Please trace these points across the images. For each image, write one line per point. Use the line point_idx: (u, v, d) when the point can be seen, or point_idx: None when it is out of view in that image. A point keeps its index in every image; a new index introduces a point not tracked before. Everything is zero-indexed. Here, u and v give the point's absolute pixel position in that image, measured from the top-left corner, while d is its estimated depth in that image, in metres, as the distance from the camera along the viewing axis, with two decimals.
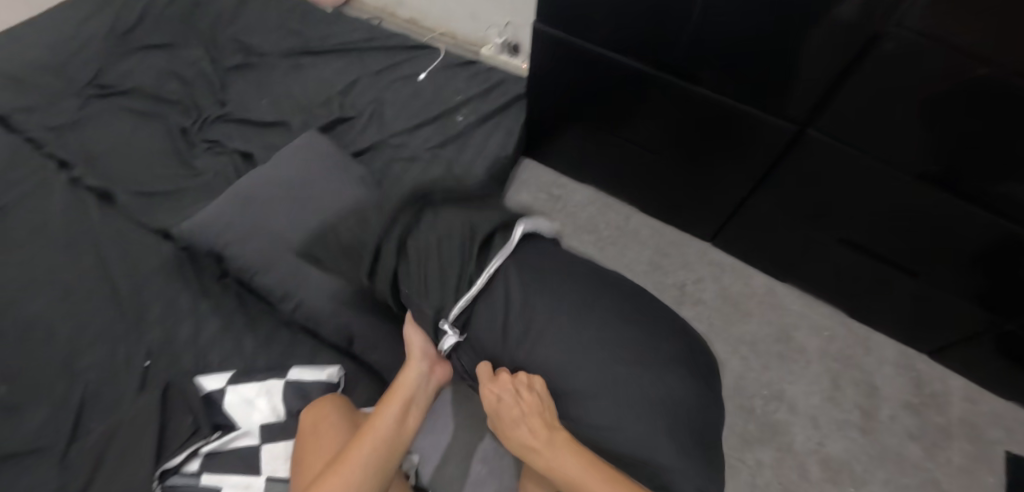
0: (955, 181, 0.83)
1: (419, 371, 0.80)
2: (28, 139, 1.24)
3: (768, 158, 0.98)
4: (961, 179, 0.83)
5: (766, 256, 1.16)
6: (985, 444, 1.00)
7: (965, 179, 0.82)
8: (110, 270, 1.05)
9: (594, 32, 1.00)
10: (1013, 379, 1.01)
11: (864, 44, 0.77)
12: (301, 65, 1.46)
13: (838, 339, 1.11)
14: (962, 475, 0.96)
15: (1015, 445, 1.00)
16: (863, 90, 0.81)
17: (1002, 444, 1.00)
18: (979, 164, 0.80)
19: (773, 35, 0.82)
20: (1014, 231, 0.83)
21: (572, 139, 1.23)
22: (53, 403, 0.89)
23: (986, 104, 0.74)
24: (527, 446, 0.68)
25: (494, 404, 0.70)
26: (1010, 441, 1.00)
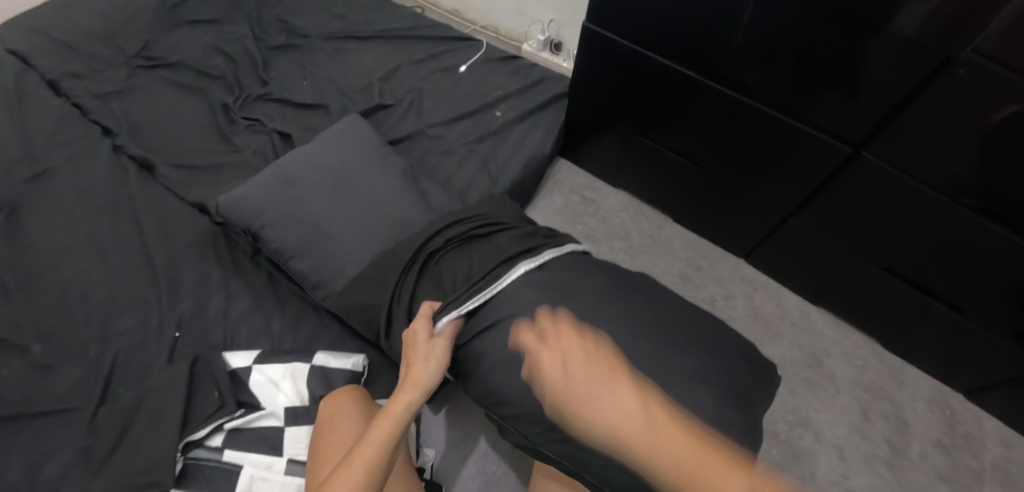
0: (1016, 218, 0.79)
1: (415, 395, 0.73)
2: (75, 104, 1.26)
3: (816, 179, 0.96)
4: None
5: (803, 279, 1.13)
6: None
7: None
8: (147, 239, 1.06)
9: (645, 37, 0.98)
10: None
11: (934, 67, 0.74)
12: (343, 49, 1.47)
13: (870, 369, 1.08)
14: None
15: None
16: (925, 115, 0.78)
17: None
18: None
19: (838, 51, 0.80)
20: None
21: (612, 144, 1.21)
22: (84, 365, 0.91)
23: None
24: (577, 406, 0.63)
25: (556, 360, 0.66)
26: None
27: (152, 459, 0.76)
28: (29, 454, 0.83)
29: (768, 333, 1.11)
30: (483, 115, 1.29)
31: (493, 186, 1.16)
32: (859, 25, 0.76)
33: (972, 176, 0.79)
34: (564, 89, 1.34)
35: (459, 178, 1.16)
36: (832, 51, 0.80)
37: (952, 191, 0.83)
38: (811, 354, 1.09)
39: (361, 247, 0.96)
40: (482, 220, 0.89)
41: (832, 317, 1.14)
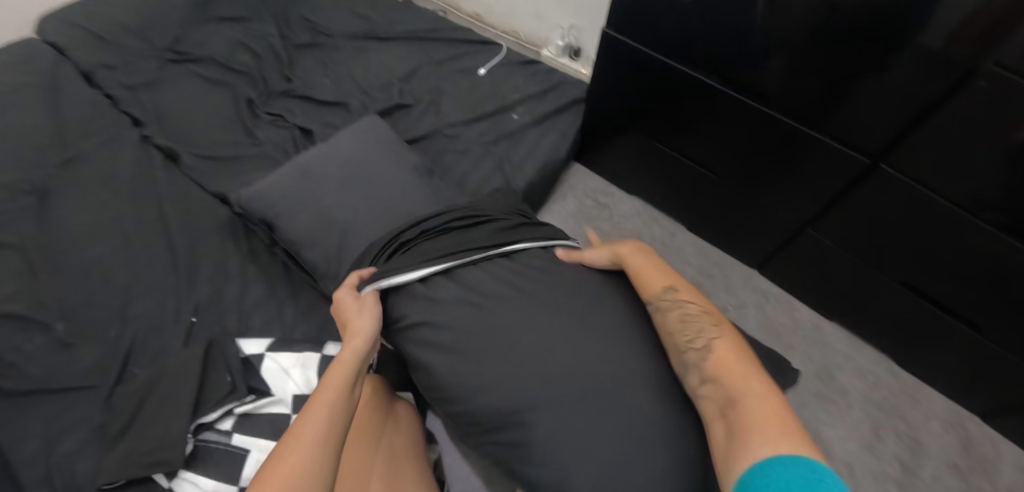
0: None
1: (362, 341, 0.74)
2: (106, 94, 1.30)
3: (833, 190, 0.95)
4: None
5: (817, 292, 1.12)
6: None
7: None
8: (168, 226, 1.09)
9: (664, 43, 0.99)
10: None
11: (957, 79, 0.73)
12: (366, 49, 1.49)
13: (883, 386, 1.06)
14: None
15: None
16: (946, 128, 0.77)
17: None
18: None
19: (859, 60, 0.80)
20: None
21: (628, 150, 1.22)
22: (104, 345, 0.94)
23: None
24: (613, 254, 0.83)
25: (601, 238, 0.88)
26: None
27: (164, 438, 0.78)
28: (47, 428, 0.85)
29: (780, 345, 1.09)
30: (501, 117, 1.30)
31: (507, 187, 1.16)
32: (881, 35, 0.76)
33: (994, 192, 0.78)
34: (581, 94, 1.35)
35: (474, 177, 1.17)
36: (853, 61, 0.80)
37: (973, 206, 0.81)
38: (823, 367, 1.07)
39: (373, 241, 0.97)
40: (465, 212, 0.93)
41: (846, 331, 1.13)
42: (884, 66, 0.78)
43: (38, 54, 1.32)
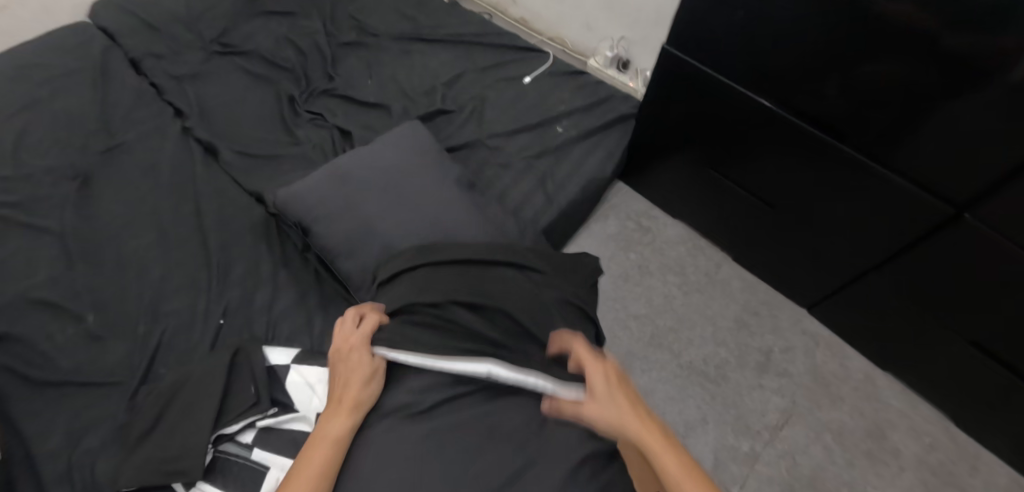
0: None
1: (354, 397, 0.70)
2: (152, 84, 1.30)
3: (907, 235, 0.88)
4: None
5: (872, 339, 1.05)
6: None
7: None
8: (203, 223, 1.08)
9: (730, 66, 0.93)
10: None
11: None
12: (411, 50, 1.47)
13: (940, 448, 0.99)
14: None
15: None
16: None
17: None
18: None
19: (950, 99, 0.73)
20: None
21: (678, 174, 1.16)
22: (133, 341, 0.93)
23: None
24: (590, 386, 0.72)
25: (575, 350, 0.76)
26: None
27: (186, 448, 0.76)
28: (71, 423, 0.84)
29: (828, 394, 1.03)
30: (545, 130, 1.26)
31: (548, 206, 1.12)
32: (979, 74, 0.69)
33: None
34: (630, 111, 1.30)
35: (515, 193, 1.13)
36: (948, 101, 0.73)
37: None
38: (874, 422, 1.01)
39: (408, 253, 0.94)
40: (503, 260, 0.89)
41: (901, 384, 1.06)
42: (985, 109, 0.71)
43: (91, 39, 1.33)
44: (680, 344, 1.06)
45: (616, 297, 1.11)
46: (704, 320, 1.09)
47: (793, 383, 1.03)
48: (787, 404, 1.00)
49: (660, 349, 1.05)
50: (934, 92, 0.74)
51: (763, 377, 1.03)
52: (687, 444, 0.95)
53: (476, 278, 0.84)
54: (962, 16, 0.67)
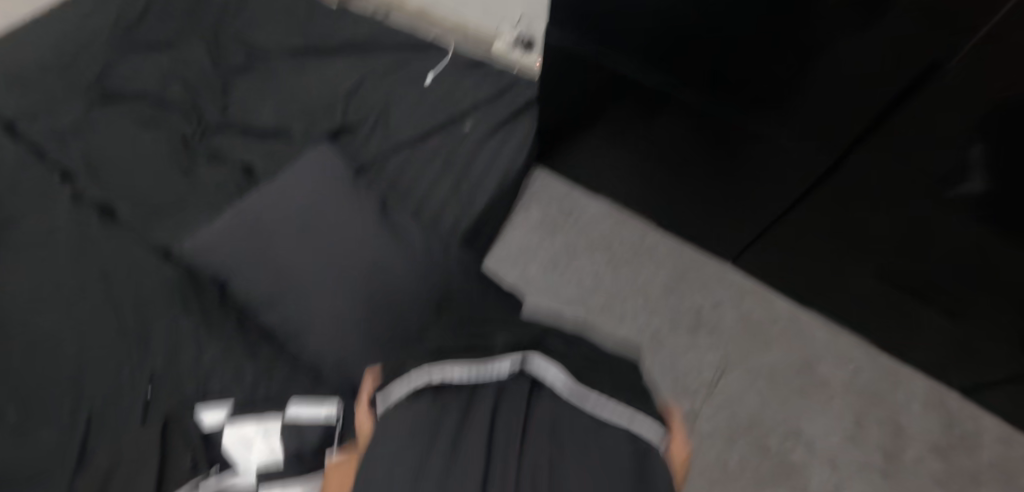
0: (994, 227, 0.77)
1: None
2: (33, 148, 1.26)
3: (804, 185, 0.92)
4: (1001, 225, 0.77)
5: (792, 283, 1.11)
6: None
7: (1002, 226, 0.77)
8: (114, 289, 1.04)
9: (614, 53, 0.94)
10: None
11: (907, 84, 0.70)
12: (304, 64, 1.40)
13: (864, 373, 1.06)
14: None
15: None
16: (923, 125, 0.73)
17: None
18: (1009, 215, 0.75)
19: (803, 66, 0.76)
20: None
21: (590, 155, 1.18)
22: (60, 427, 0.90)
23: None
24: None
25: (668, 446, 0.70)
26: None
27: None
28: None
29: (758, 342, 1.08)
30: (453, 128, 1.23)
31: (467, 207, 1.11)
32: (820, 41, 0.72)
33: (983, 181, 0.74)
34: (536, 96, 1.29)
35: (431, 199, 1.11)
36: (804, 65, 0.76)
37: (945, 205, 0.80)
38: (804, 361, 1.06)
39: (333, 296, 0.93)
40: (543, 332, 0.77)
41: (824, 319, 1.12)
42: (847, 67, 0.73)
43: None
44: (614, 322, 1.09)
45: (547, 287, 1.13)
46: (635, 294, 1.12)
47: (724, 338, 1.08)
48: (721, 358, 1.05)
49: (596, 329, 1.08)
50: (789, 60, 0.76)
51: (696, 337, 1.07)
52: None
53: (532, 335, 0.76)
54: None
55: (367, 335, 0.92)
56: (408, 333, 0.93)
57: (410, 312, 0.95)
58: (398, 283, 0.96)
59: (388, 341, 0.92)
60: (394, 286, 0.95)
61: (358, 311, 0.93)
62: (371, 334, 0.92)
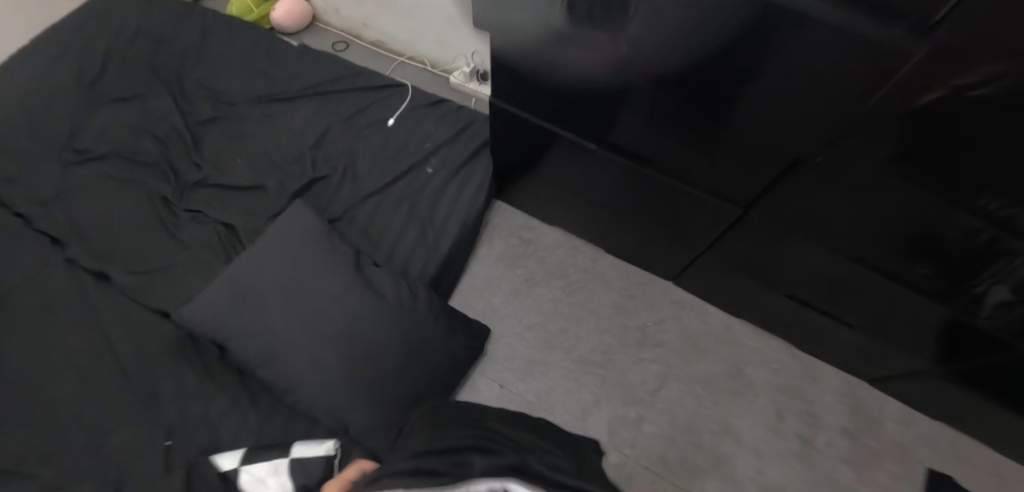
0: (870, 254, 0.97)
1: None
2: (15, 214, 1.33)
3: (722, 225, 1.08)
4: (873, 253, 0.96)
5: (723, 298, 1.28)
6: (910, 464, 1.19)
7: (875, 254, 0.96)
8: (119, 351, 1.15)
9: (559, 114, 1.07)
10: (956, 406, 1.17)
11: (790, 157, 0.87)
12: (271, 113, 1.48)
13: (786, 371, 1.26)
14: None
15: (934, 463, 1.20)
16: (796, 185, 0.91)
17: (925, 463, 1.20)
18: (879, 246, 0.94)
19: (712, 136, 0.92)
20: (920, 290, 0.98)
21: (543, 191, 1.30)
22: (90, 482, 1.02)
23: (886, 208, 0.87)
24: None
25: None
26: (932, 460, 1.20)
27: None
28: None
29: (695, 351, 1.25)
30: (416, 173, 1.35)
31: (435, 252, 1.25)
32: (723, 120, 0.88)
33: (850, 216, 0.92)
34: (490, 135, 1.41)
35: (400, 248, 1.25)
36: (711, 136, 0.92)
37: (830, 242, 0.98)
38: (734, 365, 1.25)
39: (321, 354, 1.06)
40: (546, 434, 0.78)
41: (751, 326, 1.31)
42: (734, 140, 0.90)
43: None
44: (571, 342, 1.25)
45: (511, 315, 1.27)
46: (589, 314, 1.28)
47: (667, 349, 1.25)
48: (663, 368, 1.22)
49: (554, 350, 1.24)
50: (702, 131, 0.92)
51: (642, 351, 1.24)
52: (586, 425, 1.16)
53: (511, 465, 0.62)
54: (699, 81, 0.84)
55: (354, 383, 1.06)
56: (392, 377, 1.08)
57: (389, 359, 1.09)
58: (378, 335, 1.09)
59: (374, 386, 1.06)
60: (375, 338, 1.09)
61: (343, 364, 1.06)
62: (358, 382, 1.06)
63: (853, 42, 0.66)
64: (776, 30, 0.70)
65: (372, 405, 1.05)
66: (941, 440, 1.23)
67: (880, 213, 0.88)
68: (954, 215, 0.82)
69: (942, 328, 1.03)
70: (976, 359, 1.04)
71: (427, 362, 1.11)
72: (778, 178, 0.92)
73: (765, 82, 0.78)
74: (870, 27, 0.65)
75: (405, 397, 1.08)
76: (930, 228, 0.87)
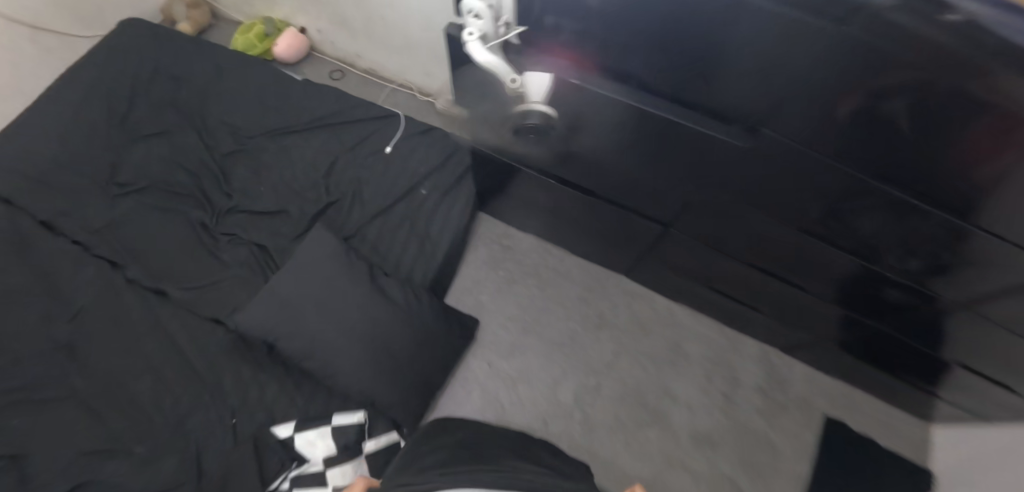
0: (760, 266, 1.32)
1: None
2: (76, 242, 1.58)
3: (652, 240, 1.41)
4: (762, 265, 1.31)
5: (664, 287, 1.60)
6: (810, 411, 1.55)
7: (763, 265, 1.31)
8: (185, 353, 1.45)
9: (522, 162, 1.36)
10: (844, 361, 1.51)
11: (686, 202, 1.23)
12: (285, 145, 1.75)
13: (715, 343, 1.60)
14: (789, 432, 1.51)
15: (829, 409, 1.56)
16: (697, 219, 1.27)
17: (822, 409, 1.55)
18: (763, 260, 1.30)
19: (634, 185, 1.26)
20: (798, 291, 1.34)
21: (517, 207, 1.60)
22: (178, 453, 1.33)
23: (760, 237, 1.23)
24: None
25: None
26: (827, 407, 1.56)
27: None
28: None
29: (643, 330, 1.58)
30: (413, 196, 1.64)
31: (432, 260, 1.55)
32: (638, 176, 1.24)
33: (739, 242, 1.28)
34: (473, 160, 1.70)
35: (405, 259, 1.54)
36: (634, 186, 1.26)
37: (732, 257, 1.33)
38: (674, 340, 1.58)
39: (350, 348, 1.36)
40: None
41: (689, 308, 1.64)
42: (649, 190, 1.25)
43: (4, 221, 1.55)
44: (544, 327, 1.57)
45: (496, 309, 1.59)
46: (559, 305, 1.60)
47: (620, 330, 1.58)
48: (617, 345, 1.55)
49: (531, 335, 1.56)
50: (627, 182, 1.27)
51: (600, 333, 1.57)
52: (558, 392, 1.49)
53: None
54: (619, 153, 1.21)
55: (378, 368, 1.36)
56: (408, 363, 1.39)
57: (405, 349, 1.39)
58: (393, 330, 1.40)
59: (394, 370, 1.37)
60: (390, 334, 1.39)
61: (368, 355, 1.37)
62: (381, 367, 1.37)
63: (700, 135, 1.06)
64: (658, 126, 1.09)
65: (395, 387, 1.36)
66: (834, 390, 1.59)
67: (757, 233, 1.23)
68: (809, 233, 1.16)
69: (819, 313, 1.38)
70: (849, 330, 1.39)
71: (433, 350, 1.43)
72: (683, 214, 1.27)
73: (658, 155, 1.16)
74: (709, 127, 1.04)
75: (415, 379, 1.39)
76: (800, 249, 1.21)
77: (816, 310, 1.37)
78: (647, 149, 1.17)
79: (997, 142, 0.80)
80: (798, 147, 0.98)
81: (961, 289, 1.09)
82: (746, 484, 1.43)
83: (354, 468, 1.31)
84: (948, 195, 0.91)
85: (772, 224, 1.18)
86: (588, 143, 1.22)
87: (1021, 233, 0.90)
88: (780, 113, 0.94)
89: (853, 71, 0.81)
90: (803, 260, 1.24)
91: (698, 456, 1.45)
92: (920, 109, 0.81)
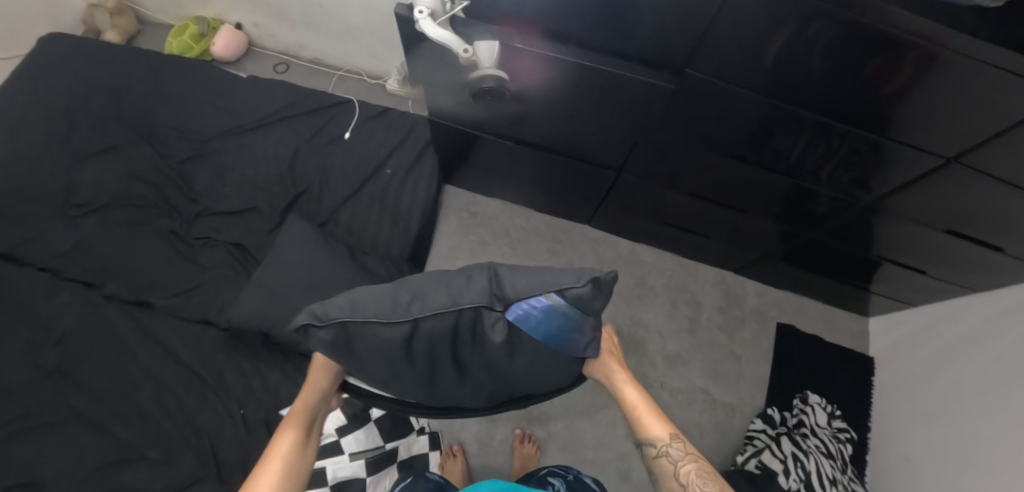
0: (702, 195, 1.47)
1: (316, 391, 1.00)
2: (42, 269, 1.53)
3: (606, 186, 1.55)
4: (704, 194, 1.46)
5: (624, 229, 1.75)
6: (765, 320, 1.74)
7: (704, 194, 1.46)
8: (181, 357, 1.49)
9: (480, 129, 1.46)
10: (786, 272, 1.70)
11: (631, 145, 1.36)
12: (243, 144, 1.78)
13: (674, 274, 1.76)
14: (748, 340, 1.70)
15: (781, 316, 1.75)
16: (643, 159, 1.39)
17: (775, 318, 1.74)
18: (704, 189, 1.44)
19: (583, 136, 1.38)
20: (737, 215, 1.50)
21: (478, 174, 1.70)
22: (194, 449, 1.39)
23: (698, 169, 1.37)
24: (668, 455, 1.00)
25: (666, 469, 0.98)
26: (779, 314, 1.75)
27: None
28: None
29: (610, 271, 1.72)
30: (379, 176, 1.72)
31: (407, 234, 1.64)
32: (586, 127, 1.34)
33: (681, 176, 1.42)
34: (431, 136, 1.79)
35: (381, 237, 1.62)
36: (584, 137, 1.38)
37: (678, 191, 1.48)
38: (639, 276, 1.73)
39: None
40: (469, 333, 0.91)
41: (647, 245, 1.79)
42: (598, 139, 1.37)
43: None
44: None
45: None
46: (531, 258, 1.72)
47: None
48: None
49: None
50: (577, 135, 1.38)
51: None
52: None
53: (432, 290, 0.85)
54: (565, 109, 1.31)
55: None
56: None
57: None
58: None
59: None
60: None
61: None
62: None
63: (636, 83, 1.17)
64: (598, 79, 1.18)
65: None
66: (781, 298, 1.79)
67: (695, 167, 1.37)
68: (742, 162, 1.30)
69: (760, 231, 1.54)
70: (791, 245, 1.56)
71: None
72: (630, 156, 1.40)
73: (602, 106, 1.26)
74: (644, 75, 1.15)
75: None
76: (734, 175, 1.36)
77: (757, 229, 1.54)
78: (592, 103, 1.26)
79: (882, 57, 0.95)
80: (720, 82, 1.10)
81: (873, 192, 1.25)
82: (717, 392, 1.61)
83: (366, 435, 1.41)
84: (848, 108, 1.07)
85: (707, 156, 1.32)
86: (538, 103, 1.31)
87: (906, 132, 1.07)
88: (700, 55, 1.06)
89: (748, 15, 0.95)
90: (738, 184, 1.39)
91: (673, 375, 1.62)
92: (804, 40, 0.96)
